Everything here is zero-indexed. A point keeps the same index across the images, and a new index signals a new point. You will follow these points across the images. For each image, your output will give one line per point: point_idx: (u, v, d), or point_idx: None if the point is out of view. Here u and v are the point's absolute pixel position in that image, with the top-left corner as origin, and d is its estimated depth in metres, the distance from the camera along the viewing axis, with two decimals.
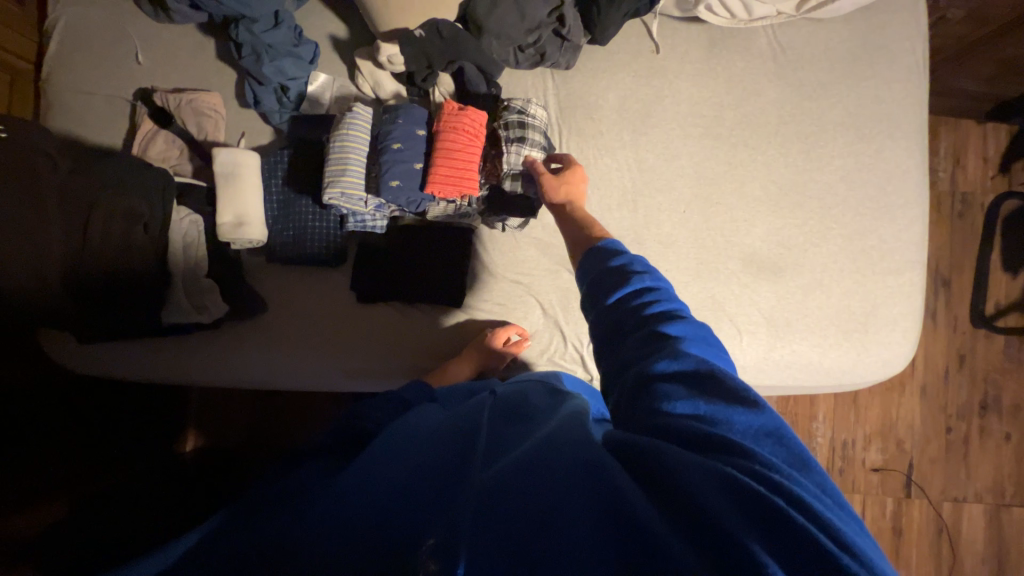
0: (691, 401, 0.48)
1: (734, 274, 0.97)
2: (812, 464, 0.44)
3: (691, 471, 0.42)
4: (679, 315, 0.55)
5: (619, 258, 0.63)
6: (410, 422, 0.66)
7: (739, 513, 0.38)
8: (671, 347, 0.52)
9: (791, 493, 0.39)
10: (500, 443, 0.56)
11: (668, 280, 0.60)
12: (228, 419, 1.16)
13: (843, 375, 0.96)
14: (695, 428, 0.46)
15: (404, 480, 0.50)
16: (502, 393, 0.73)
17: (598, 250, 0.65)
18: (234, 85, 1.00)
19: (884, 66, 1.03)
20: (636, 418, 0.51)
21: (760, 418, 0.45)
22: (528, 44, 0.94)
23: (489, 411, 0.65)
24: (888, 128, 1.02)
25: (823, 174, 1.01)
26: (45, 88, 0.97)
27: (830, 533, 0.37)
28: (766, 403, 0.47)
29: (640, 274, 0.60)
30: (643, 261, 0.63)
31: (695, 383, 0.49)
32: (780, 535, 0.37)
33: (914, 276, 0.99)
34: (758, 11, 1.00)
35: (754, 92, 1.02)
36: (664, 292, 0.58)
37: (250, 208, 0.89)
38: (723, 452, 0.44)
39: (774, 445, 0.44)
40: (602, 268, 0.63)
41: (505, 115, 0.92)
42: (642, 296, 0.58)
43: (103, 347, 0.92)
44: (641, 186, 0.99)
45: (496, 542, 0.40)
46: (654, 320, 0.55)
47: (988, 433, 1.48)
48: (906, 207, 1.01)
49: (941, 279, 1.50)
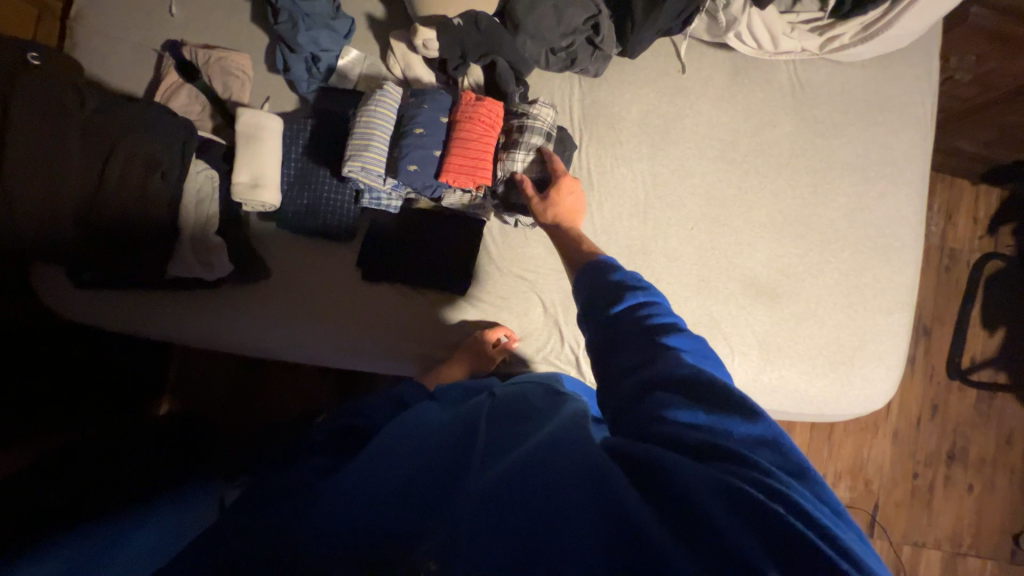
0: (691, 410, 0.49)
1: (733, 295, 0.99)
2: (809, 472, 0.44)
3: (689, 475, 0.42)
4: (677, 327, 0.56)
5: (617, 272, 0.63)
6: (412, 416, 0.66)
7: (740, 522, 0.39)
8: (670, 358, 0.53)
9: (790, 500, 0.40)
10: (497, 442, 0.55)
11: (663, 294, 0.61)
12: (205, 387, 1.16)
13: (826, 406, 0.99)
14: (694, 438, 0.46)
15: (409, 471, 0.50)
16: (500, 394, 0.73)
17: (595, 264, 0.66)
18: (264, 49, 1.00)
19: (892, 115, 1.08)
20: (635, 427, 0.51)
21: (758, 427, 0.46)
22: (561, 47, 0.97)
23: (487, 412, 0.64)
24: (892, 174, 1.07)
25: (827, 210, 1.04)
26: (74, 26, 0.96)
27: (831, 540, 0.38)
28: (763, 412, 0.48)
29: (633, 288, 0.61)
30: (640, 275, 0.63)
31: (693, 392, 0.49)
32: (779, 542, 0.37)
33: (902, 318, 1.03)
34: (784, 46, 1.04)
35: (770, 122, 1.06)
36: (660, 306, 0.59)
37: (268, 171, 0.89)
38: (724, 459, 0.44)
39: (774, 454, 0.45)
40: (598, 281, 0.63)
41: (510, 121, 0.94)
42: (638, 311, 0.58)
43: (97, 295, 0.91)
44: (652, 199, 1.01)
45: (506, 534, 0.41)
46: (654, 331, 0.56)
47: (952, 482, 1.52)
48: (901, 250, 1.05)
49: (923, 327, 1.55)
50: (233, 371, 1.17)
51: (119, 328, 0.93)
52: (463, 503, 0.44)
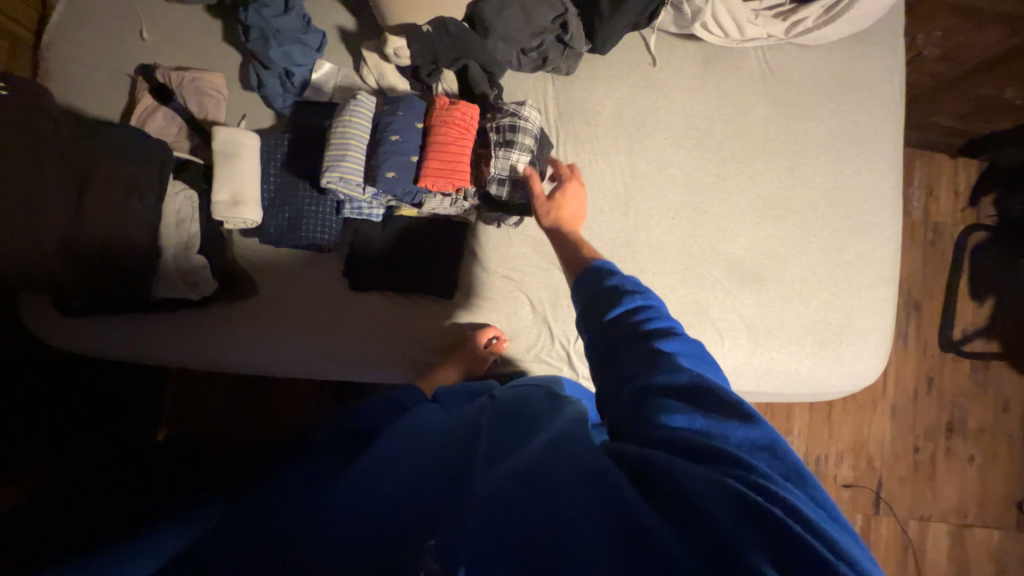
0: (689, 415, 0.49)
1: (718, 281, 1.00)
2: (807, 477, 0.44)
3: (688, 475, 0.43)
4: (674, 332, 0.56)
5: (614, 278, 0.63)
6: (413, 420, 0.68)
7: (747, 525, 0.38)
8: (668, 363, 0.53)
9: (788, 502, 0.40)
10: (500, 446, 0.56)
11: (660, 299, 0.61)
12: (206, 407, 1.15)
13: (819, 384, 0.99)
14: (694, 441, 0.47)
15: (405, 486, 0.50)
16: (501, 397, 0.73)
17: (593, 270, 0.66)
18: (237, 68, 1.00)
19: (863, 94, 1.10)
20: (636, 433, 0.52)
21: (755, 431, 0.46)
22: (531, 47, 0.98)
23: (489, 415, 0.65)
24: (867, 152, 1.08)
25: (805, 191, 1.05)
26: (45, 57, 0.97)
27: (827, 540, 0.37)
28: (761, 417, 0.48)
29: (632, 293, 0.60)
30: (637, 280, 0.63)
31: (692, 399, 0.50)
32: (778, 542, 0.37)
33: (887, 293, 1.04)
34: (751, 33, 1.06)
35: (744, 109, 1.07)
36: (657, 311, 0.59)
37: (247, 188, 0.89)
38: (723, 463, 0.44)
39: (770, 459, 0.45)
40: (597, 287, 0.63)
41: (498, 118, 0.93)
42: (636, 316, 0.58)
43: (83, 321, 0.90)
44: (633, 191, 1.02)
45: (504, 543, 0.40)
46: (652, 336, 0.56)
47: (953, 454, 1.53)
48: (881, 226, 1.06)
49: (912, 302, 1.57)
50: (229, 392, 1.16)
51: (112, 353, 0.93)
52: (469, 505, 0.44)
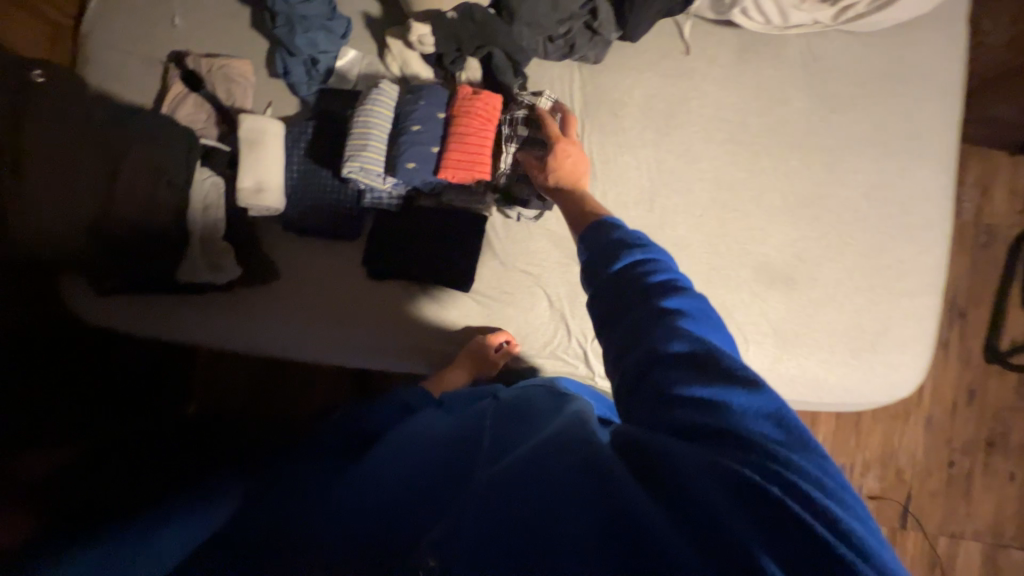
0: (689, 384, 0.46)
1: (746, 283, 0.96)
2: (812, 444, 0.42)
3: (686, 461, 0.41)
4: (676, 288, 0.53)
5: (616, 231, 0.60)
6: (416, 424, 0.67)
7: (740, 508, 0.38)
8: (668, 325, 0.50)
9: (788, 482, 0.38)
10: (499, 441, 0.55)
11: (662, 251, 0.57)
12: (228, 386, 1.20)
13: (850, 395, 0.94)
14: (694, 419, 0.44)
15: (400, 486, 0.51)
16: (504, 398, 0.73)
17: (594, 226, 0.62)
18: (264, 55, 1.01)
19: (916, 86, 1.02)
20: (638, 408, 0.50)
21: (760, 398, 0.44)
22: (558, 35, 0.96)
23: (492, 412, 0.65)
24: (916, 148, 1.01)
25: (845, 190, 0.99)
26: (84, 45, 0.99)
27: (827, 521, 0.36)
28: (766, 383, 0.45)
29: (633, 247, 0.57)
30: (640, 234, 0.60)
31: (693, 365, 0.47)
32: (776, 530, 0.36)
33: (930, 301, 0.97)
34: (794, 20, 0.99)
35: (782, 101, 1.01)
36: (660, 265, 0.55)
37: (271, 175, 0.91)
38: (723, 444, 0.42)
39: (775, 427, 0.42)
40: (597, 244, 0.60)
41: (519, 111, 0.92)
42: (637, 271, 0.55)
43: (115, 302, 0.94)
44: (659, 187, 0.98)
45: (499, 542, 0.39)
46: (652, 294, 0.53)
47: (992, 471, 1.45)
48: (928, 229, 0.99)
49: (956, 310, 1.48)
50: (250, 370, 1.20)
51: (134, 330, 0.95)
52: (467, 498, 0.45)
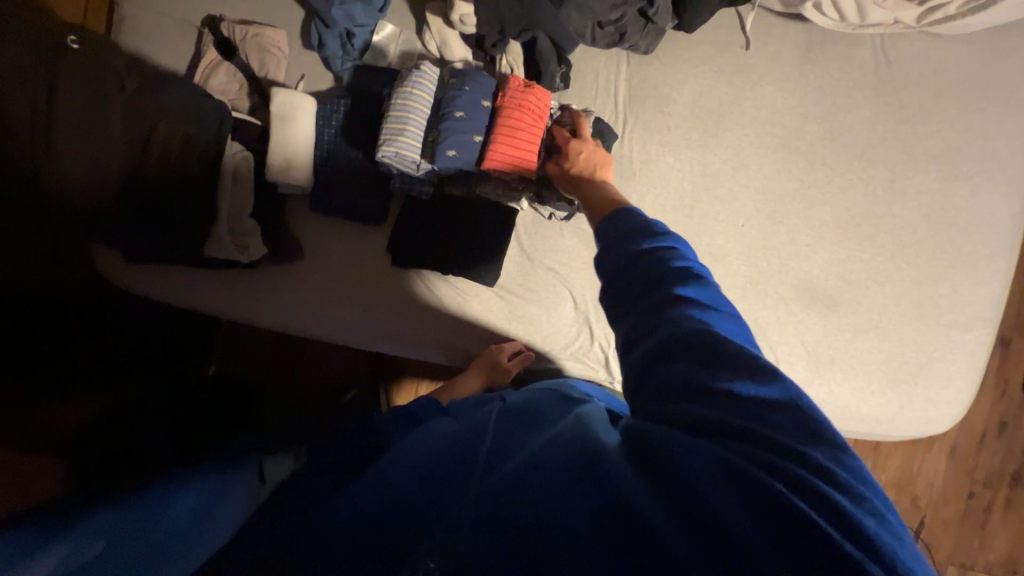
0: (699, 375, 0.44)
1: (783, 300, 0.91)
2: (831, 436, 0.39)
3: (691, 458, 0.40)
4: (690, 277, 0.50)
5: (632, 220, 0.56)
6: (424, 434, 0.62)
7: (743, 507, 0.37)
8: (679, 314, 0.47)
9: (797, 478, 0.37)
10: (505, 441, 0.52)
11: (677, 237, 0.54)
12: (245, 355, 1.21)
13: (880, 426, 0.90)
14: (701, 411, 0.43)
15: (412, 474, 0.49)
16: (513, 402, 0.65)
17: (613, 215, 0.59)
18: (301, 25, 0.97)
19: (997, 99, 0.93)
20: (646, 400, 0.48)
21: (773, 391, 0.42)
22: (609, 20, 0.87)
23: (497, 413, 0.60)
24: (989, 169, 0.92)
25: (904, 209, 0.92)
26: (119, 6, 0.97)
27: (841, 521, 0.34)
28: (781, 373, 0.43)
29: (646, 237, 0.54)
30: (658, 222, 0.56)
31: (703, 356, 0.44)
32: (784, 530, 0.35)
33: (981, 335, 0.91)
34: (872, 17, 0.90)
35: (846, 107, 0.93)
36: (677, 254, 0.52)
37: (301, 153, 0.89)
38: (733, 440, 0.40)
39: (788, 419, 0.40)
40: (609, 230, 0.57)
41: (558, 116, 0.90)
42: (651, 261, 0.52)
43: (139, 269, 0.95)
44: (700, 191, 0.93)
45: (500, 536, 0.39)
46: (663, 283, 0.50)
47: (1014, 507, 1.39)
48: (989, 257, 0.92)
49: (1000, 338, 1.39)
50: (266, 343, 1.21)
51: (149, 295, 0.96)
52: (466, 502, 0.43)
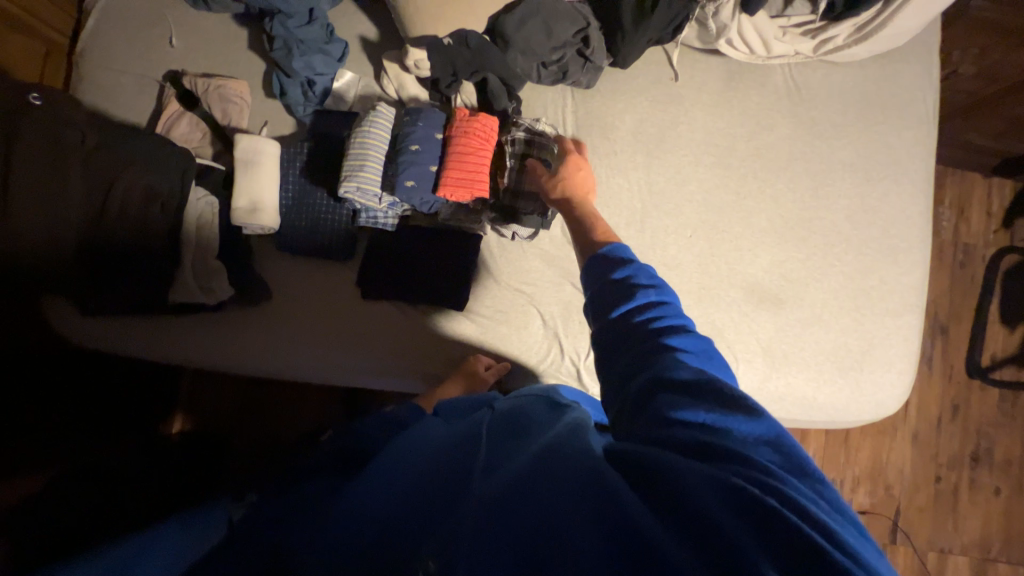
0: (693, 409, 0.47)
1: (736, 302, 0.98)
2: (812, 469, 0.42)
3: (688, 475, 0.41)
4: (682, 328, 0.54)
5: (629, 270, 0.59)
6: (422, 435, 0.66)
7: (739, 517, 0.38)
8: (671, 359, 0.51)
9: (786, 495, 0.38)
10: (499, 457, 0.53)
11: (674, 294, 0.58)
12: (213, 404, 1.15)
13: (838, 413, 0.96)
14: (694, 436, 0.45)
15: (389, 513, 0.49)
16: (501, 408, 0.67)
17: (603, 258, 0.62)
18: (262, 76, 1.02)
19: (893, 113, 1.06)
20: (638, 431, 0.50)
21: (760, 425, 0.44)
22: (552, 61, 0.98)
23: (489, 424, 0.62)
24: (895, 173, 1.04)
25: (829, 212, 1.02)
26: (79, 65, 1.00)
27: (827, 534, 0.36)
28: (765, 410, 0.46)
29: (644, 289, 0.57)
30: (653, 272, 0.59)
31: (696, 391, 0.48)
32: (773, 536, 0.36)
33: (912, 320, 1.00)
34: (777, 50, 1.04)
35: (767, 126, 1.04)
36: (671, 307, 0.56)
37: (265, 195, 0.90)
38: (723, 460, 0.43)
39: (773, 453, 0.43)
40: (607, 279, 0.60)
41: (514, 132, 0.95)
42: (648, 313, 0.55)
43: (104, 324, 0.92)
44: (649, 207, 1.00)
45: (507, 548, 0.40)
46: (657, 333, 0.54)
47: (977, 486, 1.47)
48: (908, 250, 1.02)
49: (939, 325, 1.51)
50: (233, 383, 1.16)
51: (120, 350, 0.94)
52: (467, 510, 0.45)
